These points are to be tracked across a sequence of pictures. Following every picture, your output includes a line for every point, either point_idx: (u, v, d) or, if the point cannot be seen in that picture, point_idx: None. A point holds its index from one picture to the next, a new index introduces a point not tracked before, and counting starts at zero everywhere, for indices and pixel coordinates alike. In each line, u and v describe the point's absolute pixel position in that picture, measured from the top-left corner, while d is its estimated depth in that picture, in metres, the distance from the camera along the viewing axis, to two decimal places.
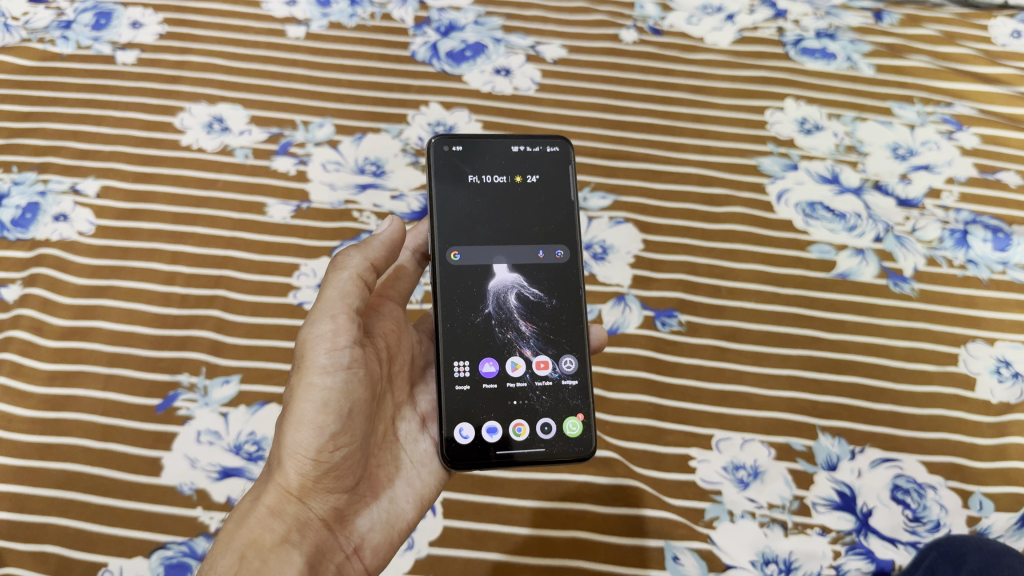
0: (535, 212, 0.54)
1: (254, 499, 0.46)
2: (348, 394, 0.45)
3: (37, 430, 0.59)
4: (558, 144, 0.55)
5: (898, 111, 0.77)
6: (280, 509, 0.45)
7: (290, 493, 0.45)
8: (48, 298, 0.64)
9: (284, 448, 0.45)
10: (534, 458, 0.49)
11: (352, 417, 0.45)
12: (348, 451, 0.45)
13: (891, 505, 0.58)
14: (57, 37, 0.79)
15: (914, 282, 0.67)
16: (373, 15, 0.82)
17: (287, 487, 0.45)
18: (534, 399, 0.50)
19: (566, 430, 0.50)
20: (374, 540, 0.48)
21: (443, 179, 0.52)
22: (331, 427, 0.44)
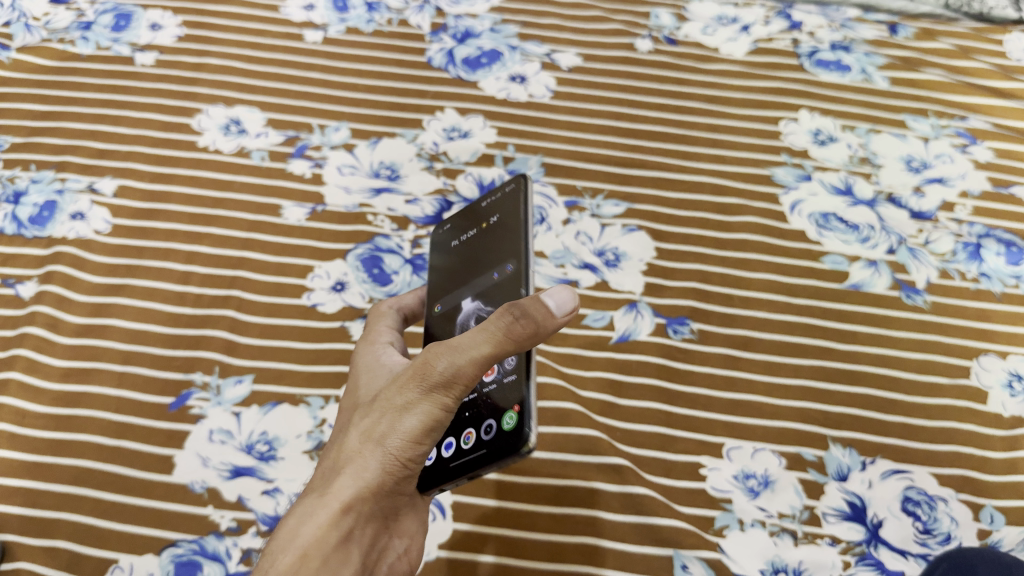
0: (500, 247, 0.53)
1: (332, 492, 0.43)
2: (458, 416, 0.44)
3: (51, 427, 0.59)
4: (512, 183, 0.54)
5: (912, 124, 0.78)
6: (356, 507, 0.43)
7: (368, 492, 0.43)
8: (63, 295, 0.65)
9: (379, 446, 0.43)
10: (476, 462, 0.44)
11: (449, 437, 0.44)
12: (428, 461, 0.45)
13: (901, 517, 0.58)
14: (77, 38, 0.80)
15: (927, 294, 0.67)
16: (390, 21, 0.83)
17: (369, 488, 0.43)
18: (481, 404, 0.46)
19: (502, 425, 0.44)
20: (416, 545, 0.49)
21: (435, 253, 0.58)
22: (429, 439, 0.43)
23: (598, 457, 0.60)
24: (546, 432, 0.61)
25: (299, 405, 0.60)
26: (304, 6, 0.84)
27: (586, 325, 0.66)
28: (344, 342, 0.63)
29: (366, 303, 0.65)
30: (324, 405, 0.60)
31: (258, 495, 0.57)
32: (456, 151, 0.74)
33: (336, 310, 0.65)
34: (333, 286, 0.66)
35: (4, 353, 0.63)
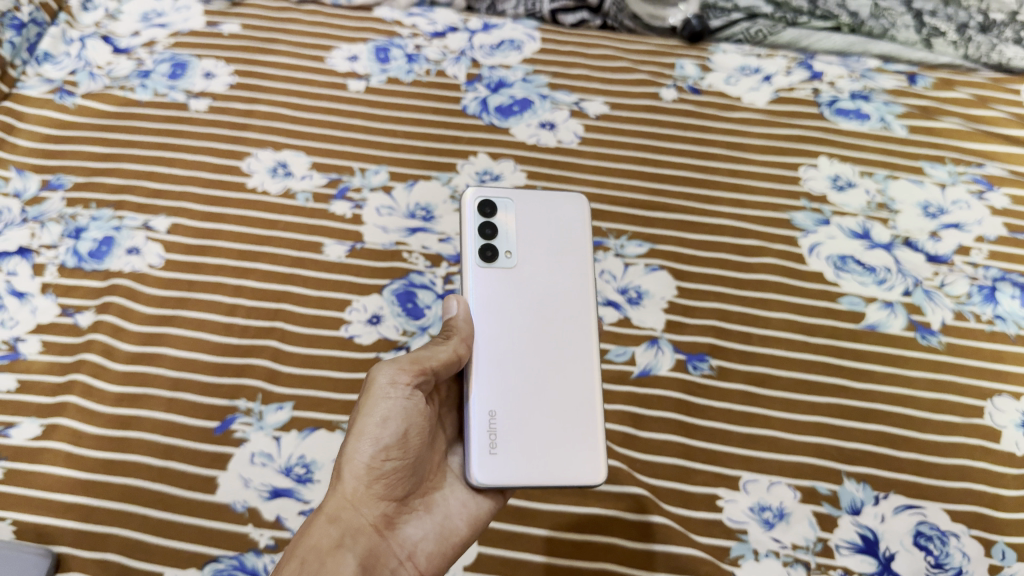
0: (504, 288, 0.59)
1: (314, 510, 0.51)
2: (404, 416, 0.52)
3: (104, 447, 0.63)
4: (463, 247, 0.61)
5: (929, 170, 0.80)
6: (337, 515, 0.50)
7: (346, 500, 0.50)
8: (118, 325, 0.69)
9: (342, 462, 0.51)
10: None
11: (406, 436, 0.52)
12: (398, 464, 0.52)
13: (913, 551, 0.59)
14: (136, 85, 0.86)
15: (942, 335, 0.69)
16: (429, 71, 0.88)
17: (345, 494, 0.51)
18: None
19: None
20: (426, 548, 0.54)
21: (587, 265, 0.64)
22: (386, 441, 0.51)
23: (618, 486, 0.62)
24: None
25: (335, 430, 0.64)
26: (347, 57, 0.89)
27: (608, 359, 0.68)
28: None
29: (400, 335, 0.70)
30: None
31: (296, 515, 0.61)
32: None
33: (372, 342, 0.69)
34: (369, 319, 0.70)
35: (61, 377, 0.67)
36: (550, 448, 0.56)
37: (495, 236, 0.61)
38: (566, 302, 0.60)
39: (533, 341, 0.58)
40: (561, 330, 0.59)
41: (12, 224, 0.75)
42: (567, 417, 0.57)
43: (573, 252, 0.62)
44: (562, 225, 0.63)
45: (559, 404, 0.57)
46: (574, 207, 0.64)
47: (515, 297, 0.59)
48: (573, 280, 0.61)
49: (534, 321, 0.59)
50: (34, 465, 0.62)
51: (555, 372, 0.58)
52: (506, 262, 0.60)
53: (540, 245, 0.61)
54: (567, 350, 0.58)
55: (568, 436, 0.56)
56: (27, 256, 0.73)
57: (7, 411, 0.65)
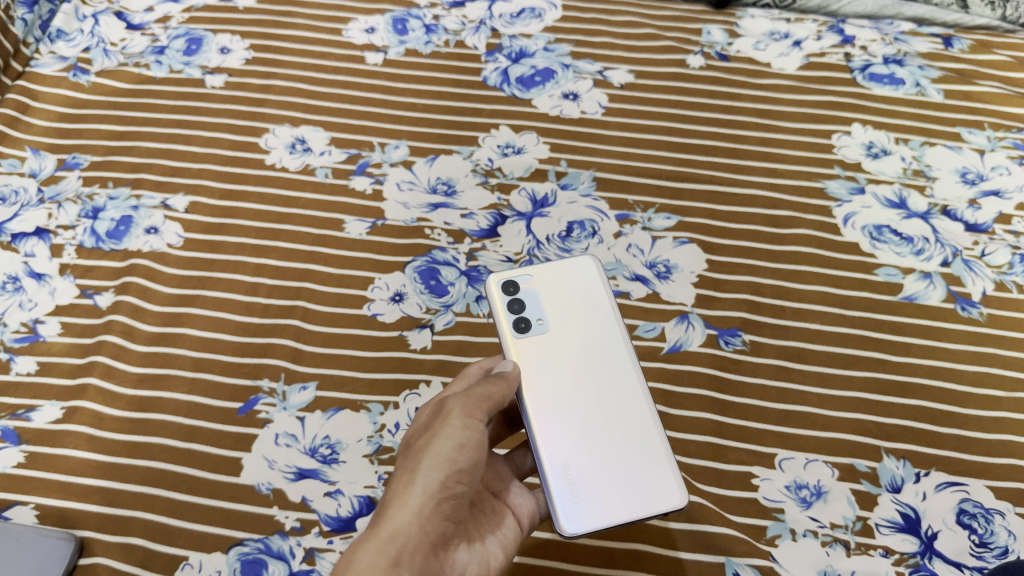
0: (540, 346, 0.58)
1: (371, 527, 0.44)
2: (479, 445, 0.48)
3: (126, 429, 0.62)
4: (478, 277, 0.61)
5: (967, 136, 0.77)
6: (407, 533, 0.44)
7: (416, 517, 0.44)
8: (138, 305, 0.68)
9: (411, 477, 0.46)
10: None
11: (479, 462, 0.48)
12: (466, 489, 0.47)
13: (956, 530, 0.57)
14: (151, 61, 0.84)
15: (983, 306, 0.67)
16: (448, 42, 0.86)
17: (415, 510, 0.45)
18: None
19: None
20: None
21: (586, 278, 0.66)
22: (461, 464, 0.47)
23: None
24: None
25: (360, 410, 0.63)
26: (365, 29, 0.87)
27: (637, 335, 0.67)
28: (403, 351, 0.66)
29: (424, 313, 0.68)
30: (383, 411, 0.63)
31: (321, 496, 0.59)
32: (511, 167, 0.77)
33: (395, 320, 0.68)
34: (392, 297, 0.69)
35: (81, 359, 0.66)
36: (627, 482, 0.53)
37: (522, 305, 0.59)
38: (601, 348, 0.58)
39: (584, 387, 0.56)
40: (604, 372, 0.57)
41: (29, 204, 0.74)
42: (637, 459, 0.54)
43: (596, 302, 0.60)
44: (580, 273, 0.61)
45: (624, 440, 0.55)
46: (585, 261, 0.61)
47: (554, 355, 0.57)
48: (606, 326, 0.59)
49: (578, 370, 0.57)
50: (56, 448, 0.61)
51: (613, 420, 0.55)
52: (537, 325, 0.58)
53: (564, 304, 0.60)
54: (616, 389, 0.56)
55: (641, 471, 0.54)
56: (45, 237, 0.72)
57: (28, 394, 0.64)
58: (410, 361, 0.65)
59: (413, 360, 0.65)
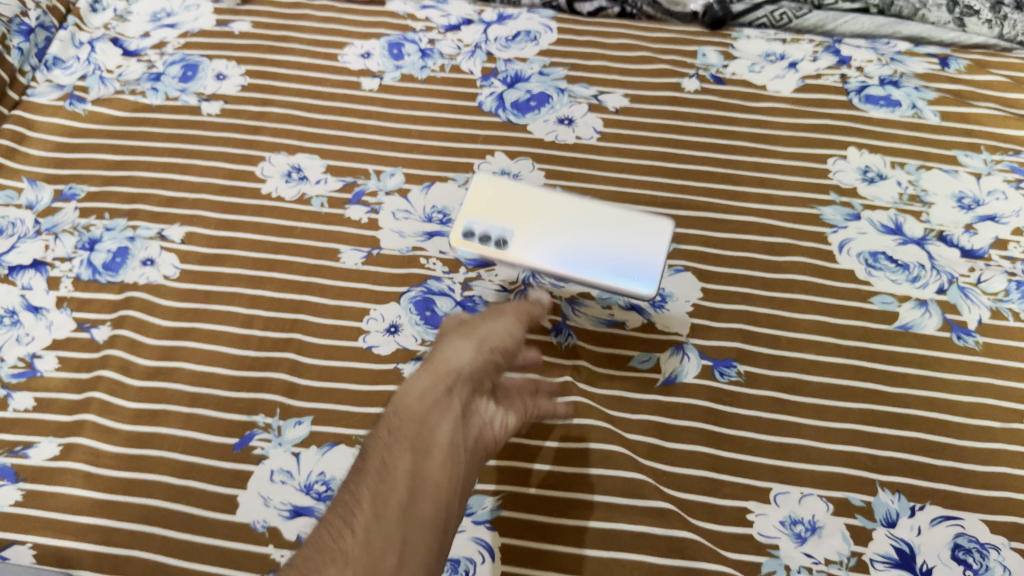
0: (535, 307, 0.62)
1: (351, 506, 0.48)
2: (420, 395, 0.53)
3: (123, 466, 0.62)
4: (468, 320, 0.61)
5: (963, 159, 0.77)
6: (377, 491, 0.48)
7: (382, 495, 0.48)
8: (135, 339, 0.68)
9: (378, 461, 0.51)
10: None
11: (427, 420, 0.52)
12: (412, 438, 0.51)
13: (951, 565, 0.57)
14: (147, 89, 0.85)
15: (978, 335, 0.67)
16: (443, 66, 0.86)
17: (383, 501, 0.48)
18: None
19: None
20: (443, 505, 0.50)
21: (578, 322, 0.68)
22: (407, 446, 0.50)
23: (644, 501, 0.60)
24: (591, 474, 0.61)
25: (356, 445, 0.63)
26: (361, 54, 0.87)
27: (632, 366, 0.67)
28: (398, 384, 0.66)
29: (419, 346, 0.68)
30: None
31: None
32: None
33: (390, 352, 0.67)
34: (387, 328, 0.69)
35: (79, 395, 0.66)
36: (635, 258, 0.66)
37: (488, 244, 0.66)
38: (540, 207, 0.67)
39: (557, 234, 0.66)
40: (553, 210, 0.67)
41: (27, 236, 0.74)
42: (616, 247, 0.66)
43: (521, 191, 0.67)
44: (504, 192, 0.68)
45: (604, 235, 0.66)
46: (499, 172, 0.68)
47: (528, 246, 0.66)
48: (533, 195, 0.67)
49: (540, 228, 0.66)
50: (54, 486, 0.62)
51: (596, 241, 0.66)
52: (502, 234, 0.66)
53: (509, 209, 0.67)
54: (569, 214, 0.67)
55: (640, 249, 0.66)
56: (42, 270, 0.72)
57: (26, 431, 0.64)
58: None
59: None
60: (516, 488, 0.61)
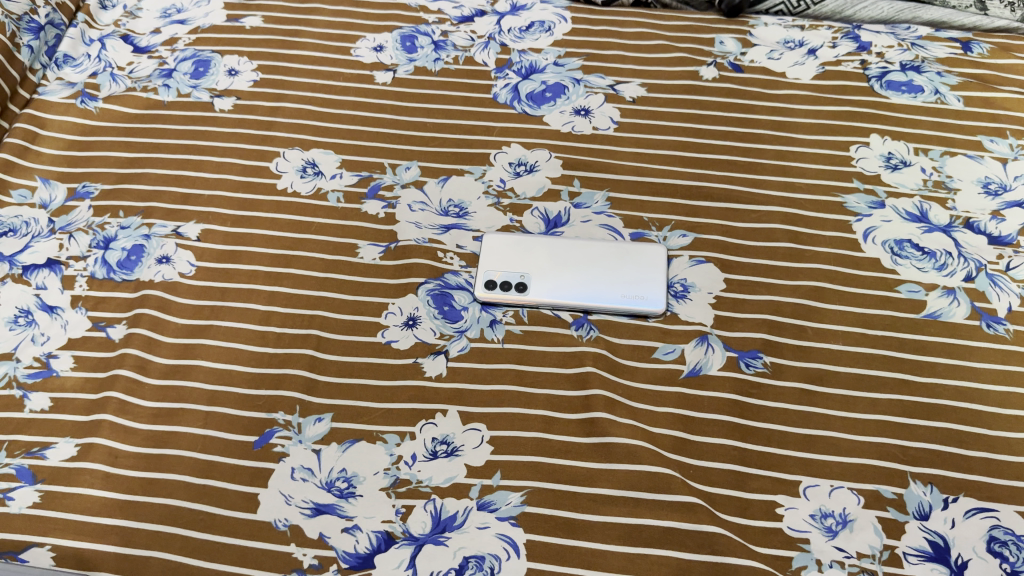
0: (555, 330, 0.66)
1: None
2: None
3: (141, 466, 0.62)
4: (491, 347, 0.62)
5: (989, 145, 0.76)
6: None
7: None
8: (151, 337, 0.68)
9: None
10: None
11: None
12: None
13: (987, 558, 0.56)
14: (159, 86, 0.84)
15: (1009, 323, 0.66)
16: (457, 59, 0.85)
17: None
18: None
19: None
20: None
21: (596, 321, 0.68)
22: None
23: (670, 495, 0.59)
24: (617, 469, 0.60)
25: (376, 442, 0.62)
26: (373, 47, 0.87)
27: (656, 358, 0.66)
28: (419, 379, 0.65)
29: (438, 340, 0.67)
30: (400, 442, 0.62)
31: (339, 533, 0.58)
32: (523, 187, 0.76)
33: (409, 346, 0.66)
34: (406, 322, 0.68)
35: (95, 395, 0.65)
36: (641, 279, 0.69)
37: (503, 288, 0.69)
38: (546, 252, 0.71)
39: (567, 272, 0.69)
40: (558, 253, 0.71)
41: (40, 235, 0.74)
42: (623, 272, 0.69)
43: (528, 239, 0.71)
44: (513, 241, 0.71)
45: (609, 267, 0.70)
46: (499, 232, 0.72)
47: (542, 284, 0.69)
48: (539, 242, 0.71)
49: (551, 268, 0.70)
50: (72, 487, 0.61)
51: (604, 272, 0.69)
52: (515, 277, 0.69)
53: (519, 255, 0.70)
54: (574, 254, 0.70)
55: (644, 272, 0.69)
56: (57, 269, 0.72)
57: (43, 431, 0.64)
58: (425, 390, 0.64)
59: (429, 389, 0.64)
60: (541, 484, 0.60)
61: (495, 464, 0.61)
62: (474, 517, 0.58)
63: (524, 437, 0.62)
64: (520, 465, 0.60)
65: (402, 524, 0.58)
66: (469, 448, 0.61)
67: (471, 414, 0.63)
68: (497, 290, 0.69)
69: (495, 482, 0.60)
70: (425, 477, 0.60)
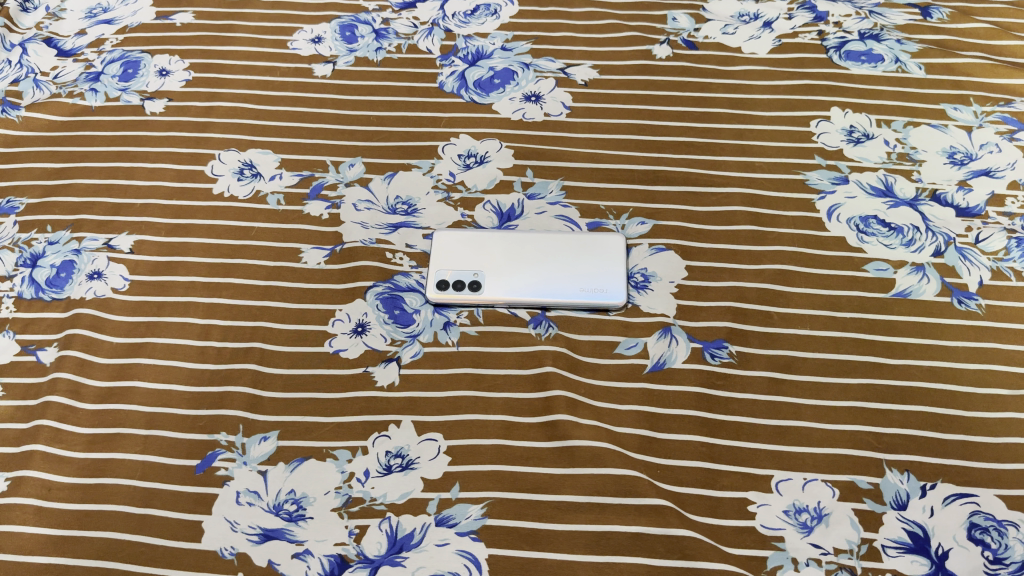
0: None
1: None
2: None
3: (77, 497, 0.58)
4: None
5: (953, 113, 0.74)
6: None
7: None
8: (84, 359, 0.64)
9: None
10: None
11: None
12: None
13: (968, 546, 0.54)
14: (86, 90, 0.80)
15: (980, 298, 0.63)
16: (400, 47, 0.81)
17: None
18: None
19: None
20: None
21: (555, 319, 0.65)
22: None
23: (637, 499, 0.56)
24: (581, 473, 0.57)
25: (327, 459, 0.58)
26: (312, 39, 0.83)
27: (619, 353, 0.62)
28: (370, 390, 0.61)
29: (388, 346, 0.63)
30: (351, 458, 0.58)
31: (289, 558, 0.55)
32: (473, 180, 0.72)
33: (358, 355, 0.63)
34: (354, 329, 0.64)
35: (25, 424, 0.61)
36: (601, 272, 0.65)
37: (455, 287, 0.65)
38: (500, 246, 0.67)
39: (521, 267, 0.66)
40: (513, 247, 0.67)
41: None
42: (581, 266, 0.66)
43: (481, 234, 0.68)
44: (465, 237, 0.67)
45: (567, 261, 0.66)
46: (450, 228, 0.69)
47: (495, 281, 0.65)
48: (493, 236, 0.67)
49: (505, 265, 0.66)
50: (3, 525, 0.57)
51: (560, 266, 0.66)
52: (467, 275, 0.66)
53: (472, 251, 0.67)
54: (529, 248, 0.67)
55: (603, 265, 0.66)
56: None
57: None
58: (377, 401, 0.61)
59: (380, 399, 0.61)
60: (502, 494, 0.56)
61: (453, 475, 0.57)
62: (432, 534, 0.55)
63: (482, 445, 0.58)
64: (479, 475, 0.57)
65: (357, 546, 0.55)
66: (424, 460, 0.58)
67: (426, 423, 0.60)
68: (449, 290, 0.65)
69: (453, 495, 0.57)
70: (379, 495, 0.57)
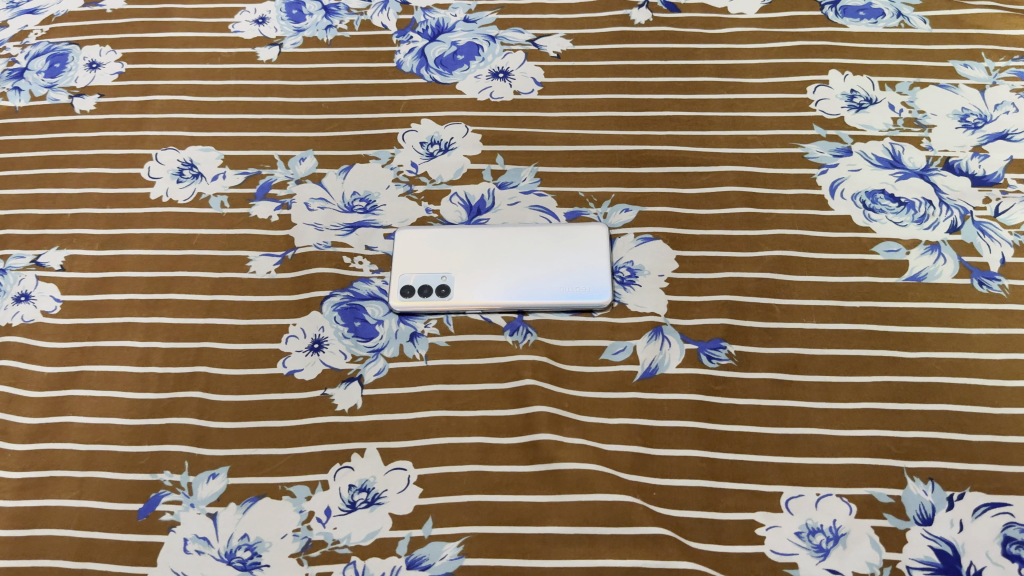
0: None
1: None
2: None
3: (6, 553, 0.52)
4: None
5: (963, 70, 0.67)
6: None
7: None
8: (12, 394, 0.57)
9: None
10: None
11: None
12: None
13: (1003, 564, 0.48)
14: (9, 89, 0.73)
15: (1004, 278, 0.57)
16: (352, 24, 0.74)
17: None
18: None
19: None
20: None
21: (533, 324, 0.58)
22: None
23: (632, 527, 0.50)
24: (567, 501, 0.51)
25: (283, 497, 0.52)
26: (255, 20, 0.75)
27: (605, 359, 0.56)
28: (329, 415, 0.55)
29: (349, 363, 0.57)
30: (311, 494, 0.52)
31: None
32: (437, 170, 0.65)
33: (316, 376, 0.56)
34: (310, 346, 0.58)
35: None
36: (584, 268, 0.59)
37: (420, 293, 0.58)
38: (470, 245, 0.60)
39: (494, 268, 0.59)
40: (485, 245, 0.60)
41: None
42: (561, 263, 0.59)
43: (449, 232, 0.61)
44: (431, 236, 0.61)
45: (545, 258, 0.59)
46: (413, 226, 0.62)
47: (464, 284, 0.59)
48: (463, 234, 0.61)
49: (475, 266, 0.59)
50: None
51: (537, 265, 0.59)
52: (433, 278, 0.59)
53: (438, 252, 0.60)
54: (503, 246, 0.60)
55: (585, 261, 0.59)
56: None
57: None
58: (338, 427, 0.54)
59: (341, 425, 0.54)
60: (480, 529, 0.50)
61: (424, 509, 0.51)
62: None
63: (456, 473, 0.52)
64: (454, 507, 0.51)
65: None
66: (392, 493, 0.52)
67: (393, 451, 0.53)
68: (415, 296, 0.58)
69: (426, 533, 0.51)
70: (342, 536, 0.51)
